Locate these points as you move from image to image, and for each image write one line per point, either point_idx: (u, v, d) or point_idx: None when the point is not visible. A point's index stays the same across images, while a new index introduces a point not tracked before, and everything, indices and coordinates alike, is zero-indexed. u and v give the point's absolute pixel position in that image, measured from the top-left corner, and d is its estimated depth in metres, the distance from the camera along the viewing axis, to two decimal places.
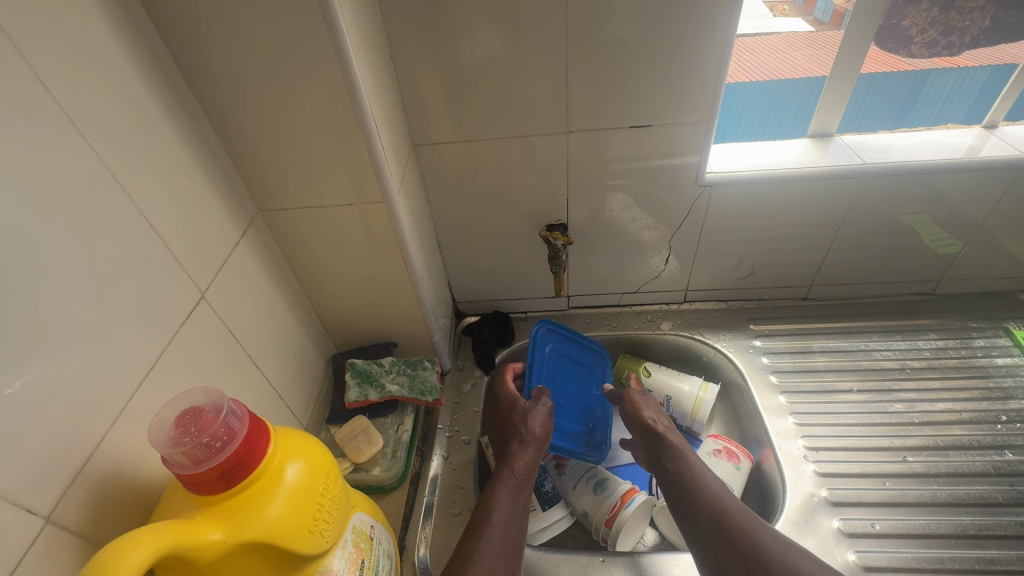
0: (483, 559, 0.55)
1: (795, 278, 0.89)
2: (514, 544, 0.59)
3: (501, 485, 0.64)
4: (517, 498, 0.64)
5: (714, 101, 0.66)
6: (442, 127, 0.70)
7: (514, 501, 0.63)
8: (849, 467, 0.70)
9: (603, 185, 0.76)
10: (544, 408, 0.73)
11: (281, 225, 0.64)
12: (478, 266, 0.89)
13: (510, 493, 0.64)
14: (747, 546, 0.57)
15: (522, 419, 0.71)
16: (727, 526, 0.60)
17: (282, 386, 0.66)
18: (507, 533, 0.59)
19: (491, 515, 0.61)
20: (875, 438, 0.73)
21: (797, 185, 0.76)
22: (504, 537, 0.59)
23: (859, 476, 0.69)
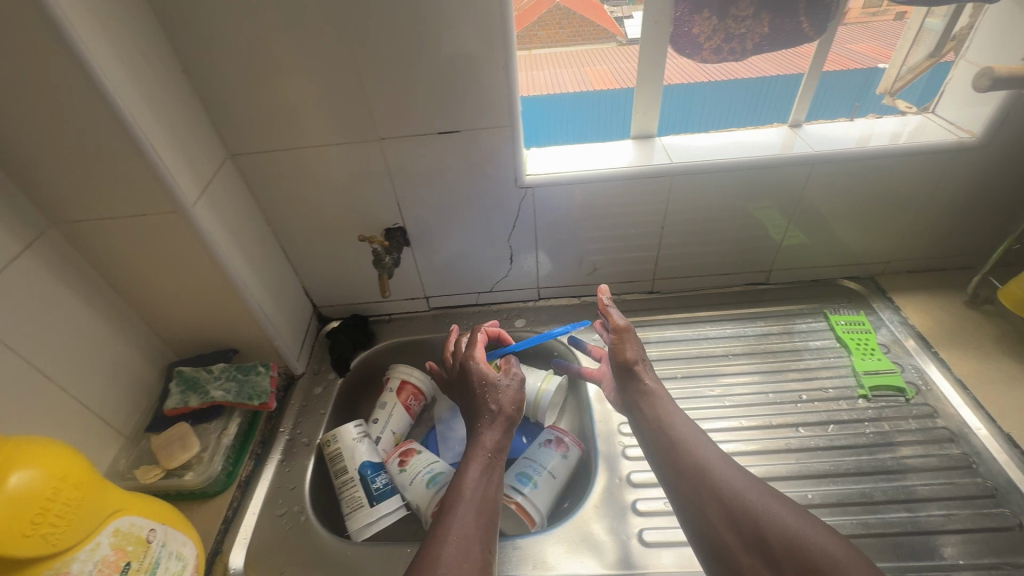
0: (459, 534, 0.56)
1: (637, 274, 0.93)
2: (488, 519, 0.59)
3: (471, 463, 0.64)
4: (488, 474, 0.64)
5: (511, 106, 0.69)
6: (256, 136, 0.72)
7: (487, 477, 0.63)
8: (647, 469, 0.75)
9: (430, 189, 0.79)
10: (513, 382, 0.74)
11: (81, 236, 0.65)
12: (330, 271, 0.90)
13: (480, 469, 0.64)
14: (724, 499, 0.57)
15: (491, 396, 0.71)
16: (703, 480, 0.59)
17: (91, 396, 0.66)
18: (484, 509, 0.60)
19: (465, 491, 0.61)
20: None
21: (614, 185, 0.80)
22: (471, 513, 0.58)
23: None
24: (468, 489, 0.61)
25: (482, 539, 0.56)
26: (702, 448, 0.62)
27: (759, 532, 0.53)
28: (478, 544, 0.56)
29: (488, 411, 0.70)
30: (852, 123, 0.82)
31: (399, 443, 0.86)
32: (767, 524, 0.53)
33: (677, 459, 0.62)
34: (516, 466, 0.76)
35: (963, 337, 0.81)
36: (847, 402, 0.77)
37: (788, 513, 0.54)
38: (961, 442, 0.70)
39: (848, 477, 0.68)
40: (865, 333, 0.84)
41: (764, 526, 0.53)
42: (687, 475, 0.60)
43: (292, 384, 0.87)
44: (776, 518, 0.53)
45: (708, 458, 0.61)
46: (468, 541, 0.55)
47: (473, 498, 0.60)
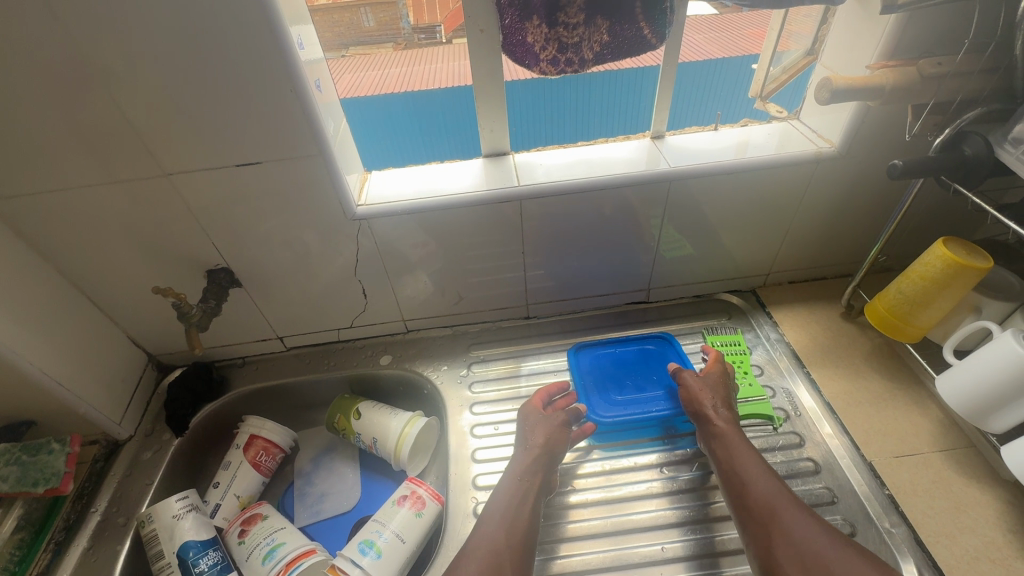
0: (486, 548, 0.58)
1: (509, 300, 0.87)
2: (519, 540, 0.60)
3: (505, 484, 0.65)
4: (524, 501, 0.63)
5: (314, 132, 0.61)
6: (9, 178, 0.60)
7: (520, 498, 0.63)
8: (582, 529, 0.66)
9: (249, 227, 0.69)
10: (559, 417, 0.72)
11: None
12: (154, 320, 0.79)
13: (517, 489, 0.64)
14: (793, 542, 0.54)
15: (534, 427, 0.71)
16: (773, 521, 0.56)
17: None
18: (513, 526, 0.60)
19: (490, 511, 0.62)
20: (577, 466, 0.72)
21: (461, 211, 0.72)
22: (499, 531, 0.60)
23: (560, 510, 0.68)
24: (502, 500, 0.63)
25: (511, 554, 0.58)
26: (760, 487, 0.59)
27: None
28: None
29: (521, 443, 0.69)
30: (715, 133, 0.78)
31: (244, 508, 0.76)
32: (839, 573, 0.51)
33: (755, 496, 0.58)
34: (360, 534, 0.68)
35: (836, 353, 0.78)
36: None
37: (847, 561, 0.51)
38: (826, 473, 0.66)
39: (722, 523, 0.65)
40: (740, 354, 0.80)
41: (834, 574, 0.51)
42: (762, 515, 0.57)
43: (115, 453, 0.77)
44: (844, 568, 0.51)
45: (781, 497, 0.57)
46: (499, 559, 0.57)
47: (505, 510, 0.62)
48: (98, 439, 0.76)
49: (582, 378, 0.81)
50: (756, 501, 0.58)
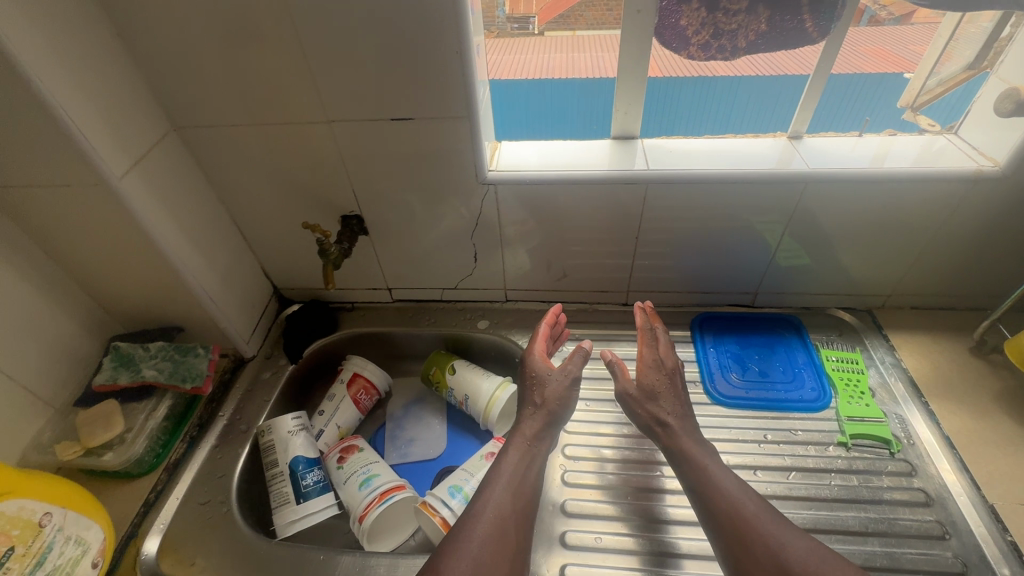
0: (489, 508, 0.60)
1: (611, 283, 0.87)
2: (518, 505, 0.61)
3: (511, 450, 0.66)
4: (526, 459, 0.65)
5: (469, 96, 0.64)
6: (199, 110, 0.67)
7: (524, 463, 0.65)
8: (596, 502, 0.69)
9: (386, 179, 0.74)
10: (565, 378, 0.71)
11: (9, 203, 0.62)
12: (286, 255, 0.87)
13: (520, 455, 0.66)
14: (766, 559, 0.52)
15: (537, 389, 0.72)
16: (743, 536, 0.54)
17: (15, 368, 0.64)
18: (517, 490, 0.62)
19: (499, 474, 0.63)
20: (658, 453, 0.73)
21: (585, 188, 0.74)
22: (500, 496, 0.61)
23: (608, 488, 0.70)
24: (512, 462, 0.65)
25: (517, 522, 0.59)
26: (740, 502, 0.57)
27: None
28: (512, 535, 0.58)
29: (533, 402, 0.71)
30: (860, 139, 0.74)
31: (342, 438, 0.82)
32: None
33: (735, 508, 0.57)
34: (450, 479, 0.72)
35: (962, 388, 0.73)
36: (821, 448, 0.69)
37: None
38: (937, 507, 0.62)
39: (666, 524, 0.65)
40: (858, 372, 0.77)
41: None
42: (732, 529, 0.55)
43: (240, 368, 0.85)
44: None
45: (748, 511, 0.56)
46: (503, 522, 0.59)
47: (512, 472, 0.64)
48: (229, 354, 0.85)
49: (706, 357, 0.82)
50: (723, 514, 0.56)
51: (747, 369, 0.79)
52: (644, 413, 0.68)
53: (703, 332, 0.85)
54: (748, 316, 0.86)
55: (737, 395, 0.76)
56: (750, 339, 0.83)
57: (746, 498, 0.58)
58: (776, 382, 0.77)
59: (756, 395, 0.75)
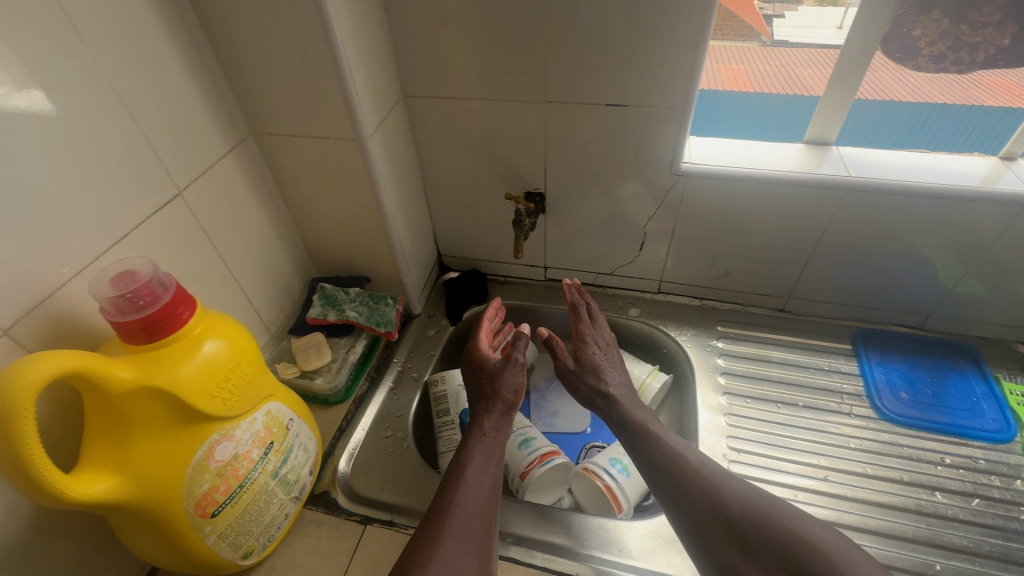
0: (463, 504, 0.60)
1: (773, 288, 0.87)
2: (490, 501, 0.63)
3: (474, 443, 0.69)
4: (489, 456, 0.67)
5: (690, 89, 0.67)
6: (430, 82, 0.74)
7: (486, 460, 0.67)
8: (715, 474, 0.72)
9: (579, 161, 0.79)
10: (518, 368, 0.76)
11: (271, 149, 0.71)
12: (461, 223, 0.93)
13: (480, 452, 0.67)
14: (701, 503, 0.58)
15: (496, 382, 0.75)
16: (682, 481, 0.61)
17: (253, 293, 0.74)
18: (485, 486, 0.63)
19: (465, 468, 0.65)
20: (825, 458, 0.71)
21: (778, 189, 0.75)
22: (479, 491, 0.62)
23: (771, 484, 0.69)
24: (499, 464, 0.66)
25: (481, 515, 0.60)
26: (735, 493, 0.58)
27: (738, 537, 0.55)
28: (479, 525, 0.59)
29: (490, 395, 0.74)
30: None
31: None
32: (746, 529, 0.55)
33: (653, 459, 0.64)
34: (609, 451, 0.76)
35: None
36: (1010, 480, 0.67)
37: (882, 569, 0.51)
38: None
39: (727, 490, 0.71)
40: None
41: (743, 532, 0.55)
42: (666, 475, 0.62)
43: (408, 322, 0.93)
44: (753, 526, 0.55)
45: (687, 460, 0.62)
46: (469, 516, 0.59)
47: (484, 464, 0.66)
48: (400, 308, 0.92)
49: (872, 373, 0.80)
50: (664, 462, 0.63)
51: (920, 391, 0.77)
52: (585, 388, 0.75)
53: (866, 348, 0.83)
54: (920, 338, 0.83)
55: (911, 414, 0.74)
56: (921, 362, 0.81)
57: (693, 451, 0.64)
58: (952, 408, 0.75)
59: (932, 417, 0.74)
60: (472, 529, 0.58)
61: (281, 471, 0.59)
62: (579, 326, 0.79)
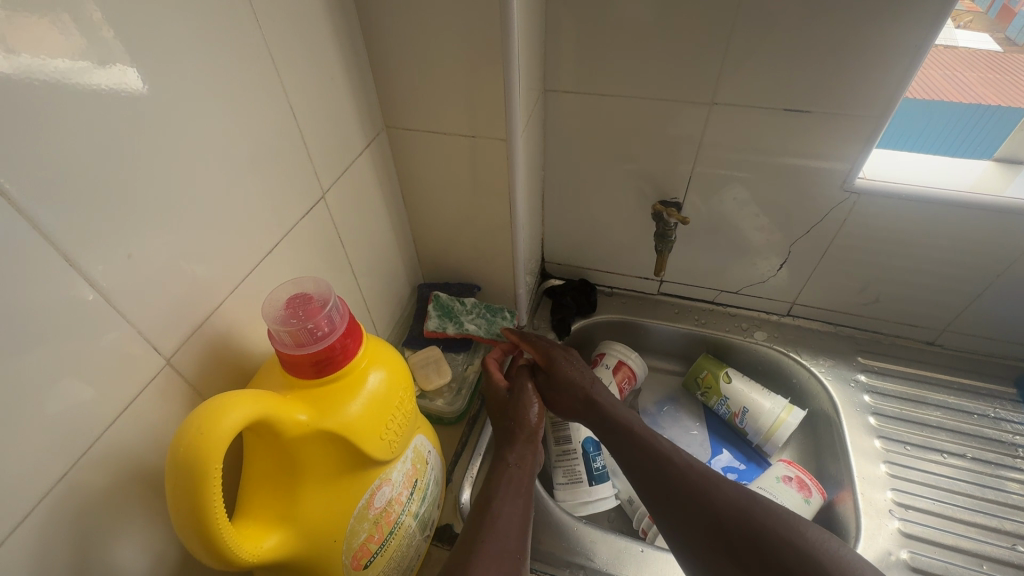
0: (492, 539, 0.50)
1: (926, 318, 0.79)
2: (520, 541, 0.51)
3: (498, 480, 0.57)
4: (518, 487, 0.56)
5: (895, 95, 0.58)
6: (576, 76, 0.67)
7: (516, 497, 0.55)
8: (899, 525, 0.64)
9: (732, 170, 0.71)
10: (530, 390, 0.65)
11: (402, 145, 0.65)
12: (575, 230, 0.87)
13: (508, 488, 0.56)
14: (694, 512, 0.52)
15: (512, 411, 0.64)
16: (672, 489, 0.54)
17: (373, 301, 0.68)
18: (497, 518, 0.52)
19: (489, 505, 0.54)
20: (1009, 522, 0.63)
21: (966, 213, 0.66)
22: (509, 526, 0.51)
23: (951, 549, 0.61)
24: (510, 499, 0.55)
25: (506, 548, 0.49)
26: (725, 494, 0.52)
27: (730, 550, 0.49)
28: (513, 560, 0.49)
29: (505, 431, 0.63)
30: None
31: None
32: (744, 543, 0.49)
33: (640, 463, 0.57)
34: None
35: None
36: None
37: None
38: None
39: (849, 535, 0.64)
40: None
41: (739, 546, 0.49)
42: (656, 479, 0.56)
43: None
44: (745, 535, 0.49)
45: (677, 463, 0.56)
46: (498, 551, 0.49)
47: (508, 496, 0.55)
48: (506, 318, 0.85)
49: None
50: (648, 465, 0.57)
51: None
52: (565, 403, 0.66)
53: None
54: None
55: None
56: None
57: (682, 453, 0.57)
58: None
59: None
60: (507, 571, 0.47)
61: (421, 511, 0.53)
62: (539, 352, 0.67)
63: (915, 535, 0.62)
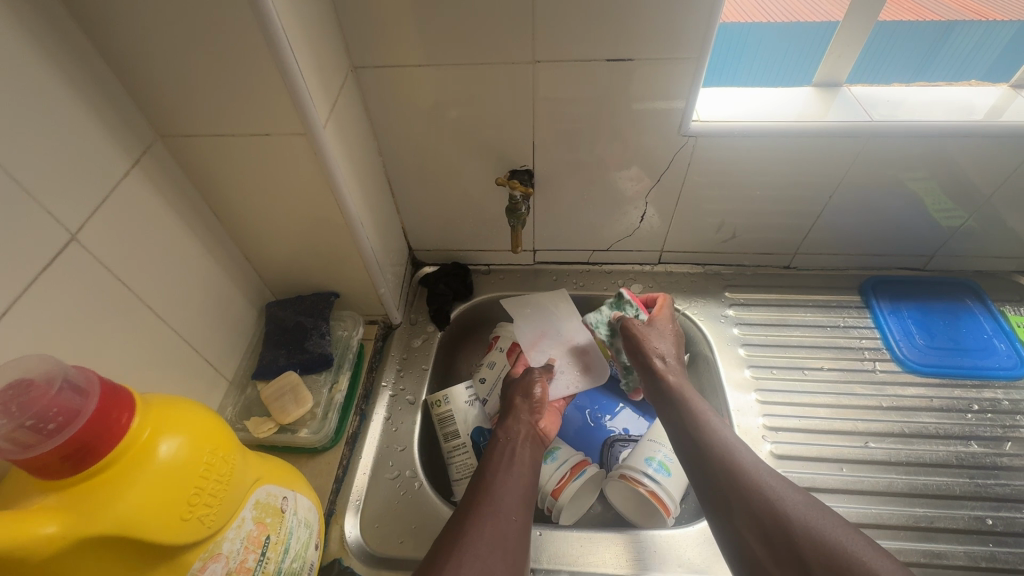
0: (488, 505, 0.55)
1: (779, 245, 0.82)
2: (517, 504, 0.56)
3: (495, 451, 0.62)
4: (511, 460, 0.61)
5: (708, 34, 0.57)
6: (386, 48, 0.60)
7: (508, 468, 0.60)
8: (780, 448, 0.67)
9: (573, 129, 0.68)
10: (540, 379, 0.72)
11: (190, 155, 0.55)
12: (435, 213, 0.81)
13: (503, 460, 0.61)
14: (749, 501, 0.52)
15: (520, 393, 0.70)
16: (737, 487, 0.54)
17: (198, 339, 0.59)
18: (502, 492, 0.56)
19: (491, 472, 0.59)
20: (862, 422, 0.68)
21: (795, 143, 0.67)
22: (506, 494, 0.56)
23: (816, 460, 0.66)
24: (506, 471, 0.59)
25: (509, 520, 0.53)
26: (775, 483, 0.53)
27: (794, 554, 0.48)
28: (511, 521, 0.53)
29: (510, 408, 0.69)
30: None
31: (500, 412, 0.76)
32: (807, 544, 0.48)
33: (705, 458, 0.57)
34: (642, 451, 0.69)
35: None
36: None
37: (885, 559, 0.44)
38: None
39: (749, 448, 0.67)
40: None
41: (801, 547, 0.48)
42: (718, 480, 0.55)
43: (389, 335, 0.80)
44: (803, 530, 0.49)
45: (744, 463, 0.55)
46: (497, 520, 0.53)
47: (507, 469, 0.60)
48: (377, 320, 0.79)
49: (888, 322, 0.78)
50: (714, 462, 0.56)
51: (936, 335, 0.76)
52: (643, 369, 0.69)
53: (875, 296, 0.81)
54: (924, 280, 0.82)
55: (931, 360, 0.73)
56: (932, 305, 0.79)
57: (748, 453, 0.57)
58: (969, 350, 0.74)
59: (951, 362, 0.73)
60: (502, 527, 0.53)
61: (285, 564, 0.48)
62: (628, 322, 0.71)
63: (786, 453, 0.66)
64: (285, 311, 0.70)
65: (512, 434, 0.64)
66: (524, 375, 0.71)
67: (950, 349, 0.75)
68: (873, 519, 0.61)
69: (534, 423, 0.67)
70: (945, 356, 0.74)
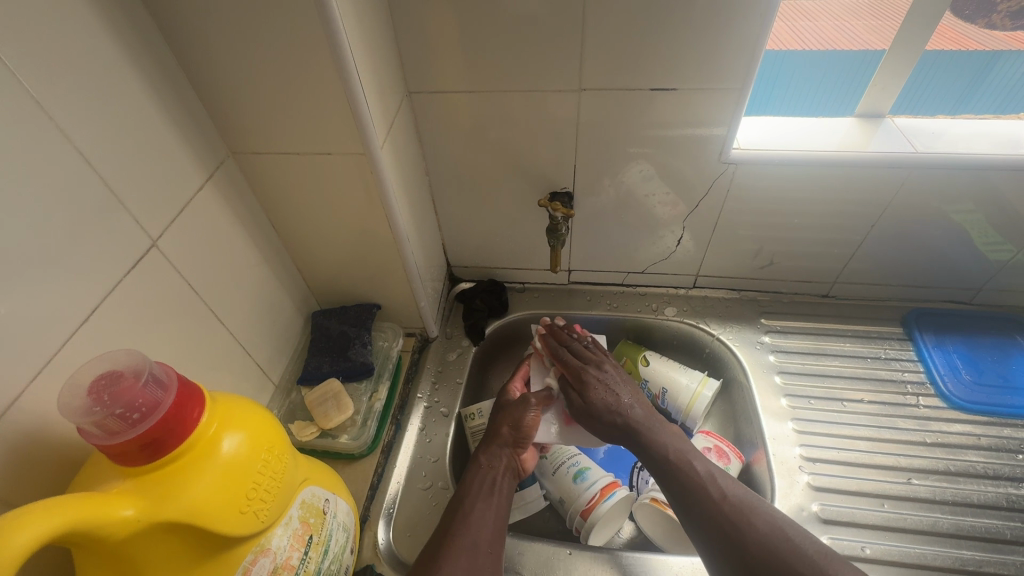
0: (462, 538, 0.53)
1: (817, 273, 0.82)
2: (493, 537, 0.55)
3: (473, 478, 0.60)
4: (491, 488, 0.59)
5: (751, 64, 0.59)
6: (440, 74, 0.64)
7: (487, 497, 0.58)
8: (820, 479, 0.66)
9: (614, 155, 0.70)
10: (533, 406, 0.68)
11: (256, 171, 0.59)
12: (475, 231, 0.84)
13: (481, 488, 0.59)
14: (721, 521, 0.53)
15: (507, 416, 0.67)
16: (706, 513, 0.54)
17: (252, 343, 0.62)
18: (478, 521, 0.55)
19: (470, 502, 0.57)
20: (904, 458, 0.67)
21: (837, 172, 0.68)
22: (481, 526, 0.55)
23: (856, 494, 0.64)
24: (482, 499, 0.58)
25: (484, 557, 0.52)
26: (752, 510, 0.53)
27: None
28: (486, 554, 0.53)
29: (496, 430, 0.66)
30: None
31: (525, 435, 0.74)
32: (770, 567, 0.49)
33: (676, 474, 0.58)
34: None
35: None
36: None
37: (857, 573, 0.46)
38: None
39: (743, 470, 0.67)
40: None
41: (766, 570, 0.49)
42: (684, 494, 0.57)
43: (426, 347, 0.82)
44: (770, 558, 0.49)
45: (711, 492, 0.55)
46: (472, 553, 0.52)
47: (484, 496, 0.58)
48: (415, 333, 0.81)
49: (932, 356, 0.76)
50: (685, 479, 0.58)
51: (984, 371, 0.74)
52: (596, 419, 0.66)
53: (919, 328, 0.79)
54: (971, 315, 0.80)
55: (979, 396, 0.71)
56: (979, 341, 0.77)
57: (720, 480, 0.57)
58: (1021, 388, 0.72)
59: (1000, 400, 0.71)
60: (476, 563, 0.51)
61: (323, 565, 0.49)
62: (574, 366, 0.70)
63: (824, 485, 0.65)
64: (330, 320, 0.73)
65: (495, 463, 0.62)
66: (515, 405, 0.67)
67: (1000, 386, 0.72)
68: (916, 558, 0.59)
69: (515, 453, 0.65)
70: (994, 392, 0.72)
